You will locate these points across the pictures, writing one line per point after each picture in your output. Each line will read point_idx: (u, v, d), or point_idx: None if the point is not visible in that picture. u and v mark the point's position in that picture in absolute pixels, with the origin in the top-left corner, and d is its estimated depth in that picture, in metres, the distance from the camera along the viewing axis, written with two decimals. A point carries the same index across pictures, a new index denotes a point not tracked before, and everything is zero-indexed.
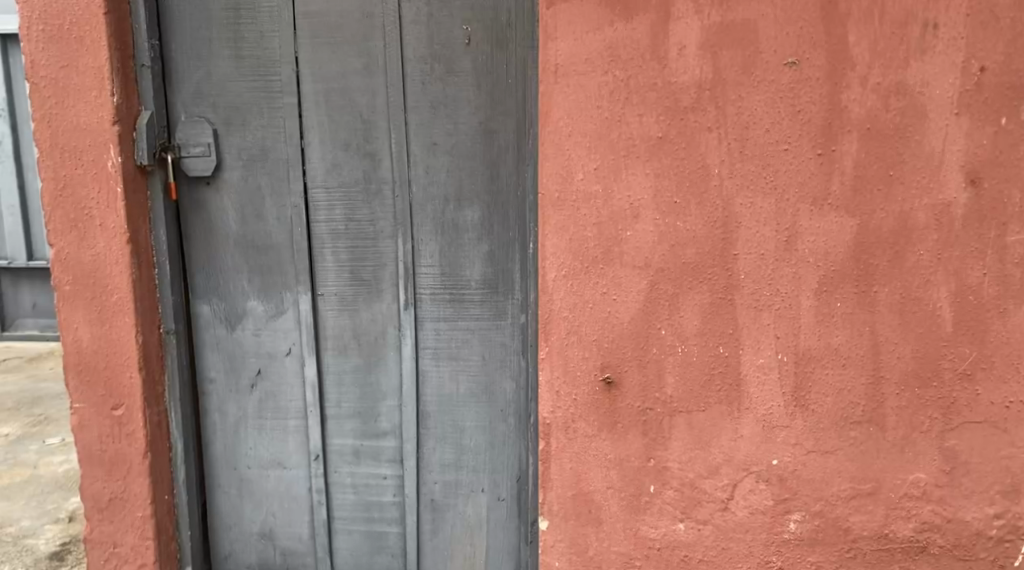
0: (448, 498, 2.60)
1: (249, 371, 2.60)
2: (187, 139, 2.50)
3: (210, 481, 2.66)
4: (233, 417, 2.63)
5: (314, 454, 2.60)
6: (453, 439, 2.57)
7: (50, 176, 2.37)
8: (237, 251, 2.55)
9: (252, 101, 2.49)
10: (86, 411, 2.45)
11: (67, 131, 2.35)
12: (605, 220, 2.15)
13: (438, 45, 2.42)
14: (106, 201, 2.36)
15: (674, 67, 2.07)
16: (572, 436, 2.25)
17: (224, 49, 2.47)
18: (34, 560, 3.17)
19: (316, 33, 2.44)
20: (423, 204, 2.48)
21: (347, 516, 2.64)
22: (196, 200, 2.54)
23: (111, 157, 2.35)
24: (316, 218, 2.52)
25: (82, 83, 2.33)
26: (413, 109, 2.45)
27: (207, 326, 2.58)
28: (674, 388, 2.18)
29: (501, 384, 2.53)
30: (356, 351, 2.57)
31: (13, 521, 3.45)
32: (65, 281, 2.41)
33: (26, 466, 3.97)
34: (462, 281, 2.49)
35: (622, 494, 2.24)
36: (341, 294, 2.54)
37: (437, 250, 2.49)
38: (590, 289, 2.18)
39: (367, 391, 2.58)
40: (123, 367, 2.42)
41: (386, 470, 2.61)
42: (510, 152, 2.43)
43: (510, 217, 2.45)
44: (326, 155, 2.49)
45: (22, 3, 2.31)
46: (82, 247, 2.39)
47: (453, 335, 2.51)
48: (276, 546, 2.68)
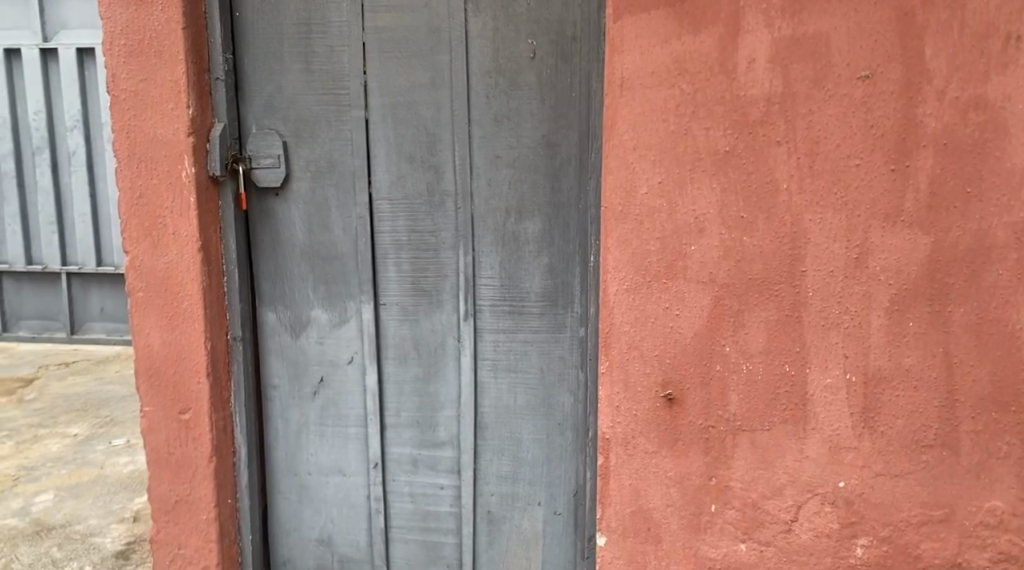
0: (504, 510, 2.59)
1: (311, 378, 2.63)
2: (257, 151, 2.54)
3: (271, 486, 2.70)
4: (296, 423, 2.66)
5: (373, 462, 2.62)
6: (511, 452, 2.56)
7: (127, 186, 2.44)
8: (303, 259, 2.59)
9: (321, 114, 2.53)
10: (155, 414, 2.51)
11: (144, 143, 2.42)
12: (668, 234, 2.13)
13: (503, 58, 2.42)
14: (180, 210, 2.42)
15: (744, 80, 2.05)
16: (632, 452, 2.22)
17: (294, 63, 2.51)
18: (101, 558, 3.25)
19: (384, 47, 2.47)
20: (485, 216, 2.49)
21: (404, 525, 2.65)
22: (264, 210, 2.58)
23: (185, 168, 2.41)
24: (380, 229, 2.54)
25: (159, 95, 2.39)
26: (478, 121, 2.46)
27: (273, 333, 2.62)
28: (738, 407, 2.15)
29: (559, 397, 2.51)
30: (416, 361, 2.58)
31: (81, 520, 3.54)
32: (138, 287, 2.47)
33: (93, 466, 4.08)
34: (522, 293, 2.49)
35: (682, 513, 2.21)
36: (403, 304, 2.56)
37: (498, 262, 2.49)
38: (652, 304, 2.16)
39: (425, 401, 2.59)
40: (192, 372, 2.47)
41: (443, 480, 2.61)
42: (572, 165, 2.43)
43: (571, 230, 2.45)
44: (391, 168, 2.52)
45: (105, 19, 2.39)
46: (155, 255, 2.45)
47: (511, 347, 2.51)
48: (334, 553, 2.70)
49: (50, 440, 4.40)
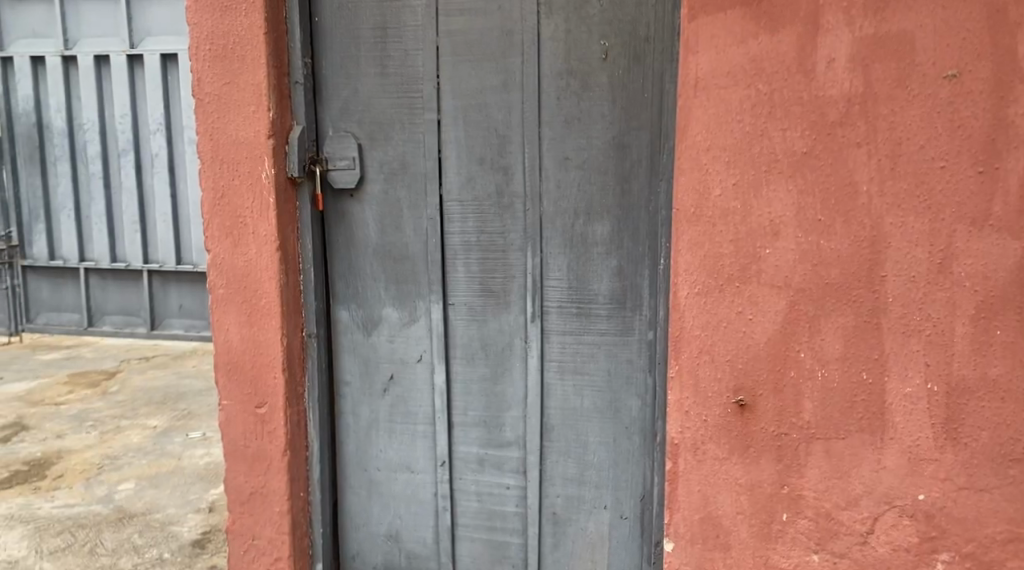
0: (570, 512, 2.58)
1: (381, 376, 2.66)
2: (334, 153, 2.58)
3: (341, 481, 2.74)
4: (366, 419, 2.69)
5: (440, 460, 2.64)
6: (577, 454, 2.55)
7: (210, 187, 2.51)
8: (375, 259, 2.62)
9: (395, 117, 2.55)
10: (232, 407, 2.58)
11: (226, 145, 2.48)
12: (742, 236, 2.10)
13: (575, 59, 2.42)
14: (259, 210, 2.48)
15: (823, 80, 2.00)
16: (701, 457, 2.19)
17: (370, 66, 2.54)
18: (178, 546, 3.34)
19: (457, 49, 2.49)
20: (554, 217, 2.48)
21: (470, 524, 2.66)
22: (339, 211, 2.62)
23: (265, 169, 2.47)
24: (449, 229, 2.56)
25: (241, 99, 2.46)
26: (549, 122, 2.46)
27: (345, 331, 2.66)
28: (812, 414, 2.10)
29: (627, 400, 2.49)
30: (483, 361, 2.59)
31: (159, 509, 3.64)
32: (219, 284, 2.54)
33: (171, 458, 4.19)
34: (590, 295, 2.48)
35: (753, 521, 2.17)
36: (471, 304, 2.57)
37: (566, 264, 2.49)
38: (724, 308, 2.13)
39: (493, 400, 2.60)
40: (268, 368, 2.53)
41: (509, 480, 2.62)
42: (643, 167, 2.41)
43: (641, 232, 2.43)
44: (462, 169, 2.53)
45: (192, 25, 2.46)
46: (235, 253, 2.52)
47: (579, 349, 2.50)
48: (401, 549, 2.73)
49: (131, 431, 4.54)
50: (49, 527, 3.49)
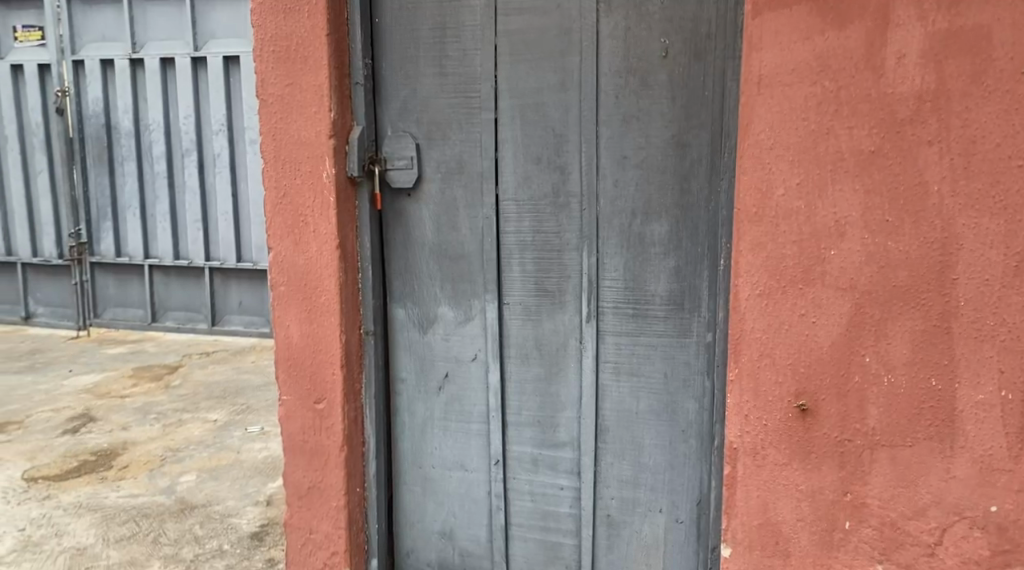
0: (625, 515, 2.56)
1: (437, 374, 2.67)
2: (392, 153, 2.60)
3: (396, 477, 2.75)
4: (421, 417, 2.70)
5: (494, 459, 2.63)
6: (632, 456, 2.53)
7: (273, 186, 2.55)
8: (431, 258, 2.62)
9: (452, 117, 2.56)
10: (292, 402, 2.62)
11: (288, 145, 2.52)
12: (806, 237, 2.05)
13: (634, 57, 2.39)
14: (320, 209, 2.52)
15: (892, 77, 1.95)
16: (760, 463, 2.15)
17: (429, 66, 2.55)
18: (237, 538, 3.39)
19: (515, 48, 2.48)
20: (611, 217, 2.46)
21: (523, 523, 2.65)
22: (396, 210, 2.63)
23: (326, 168, 2.50)
24: (505, 229, 2.55)
25: (303, 99, 2.49)
26: (607, 121, 2.43)
27: (401, 329, 2.68)
28: (877, 420, 2.04)
29: (684, 403, 2.46)
30: (538, 361, 2.58)
31: (219, 501, 3.70)
32: (281, 281, 2.59)
33: (231, 451, 4.26)
34: (647, 296, 2.45)
35: (814, 529, 2.13)
36: (526, 303, 2.56)
37: (623, 264, 2.46)
38: (786, 309, 2.08)
39: (547, 401, 2.58)
40: (327, 364, 2.57)
41: (563, 481, 2.60)
42: (703, 166, 2.37)
43: (700, 232, 2.39)
44: (519, 168, 2.52)
45: (256, 27, 2.50)
46: (296, 251, 2.56)
47: (635, 350, 2.48)
48: (455, 547, 2.73)
49: (192, 425, 4.63)
50: (115, 516, 3.57)
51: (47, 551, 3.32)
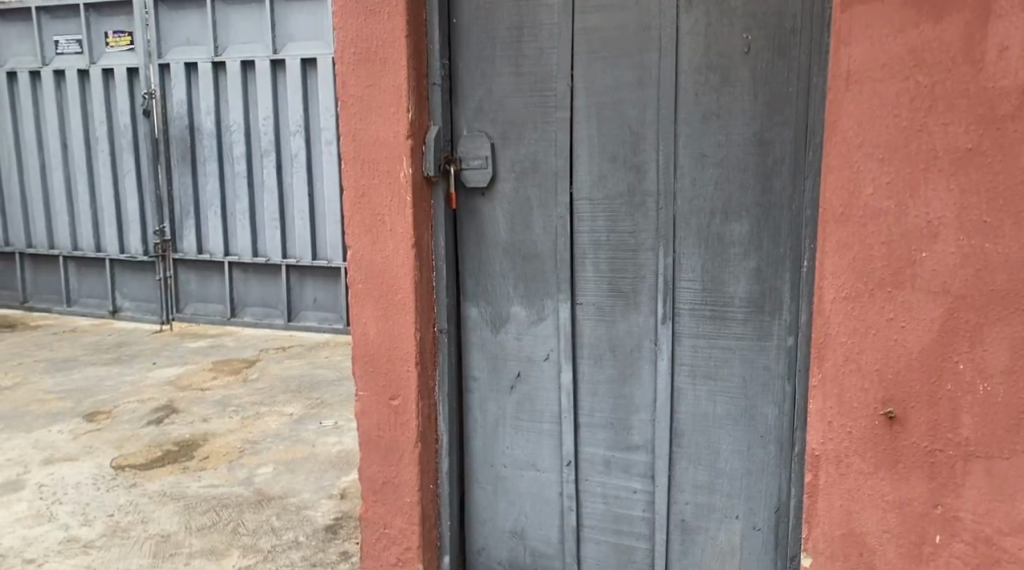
0: (700, 520, 2.51)
1: (509, 373, 2.65)
2: (467, 153, 2.60)
3: (468, 475, 2.75)
4: (493, 415, 2.69)
5: (566, 460, 2.61)
6: (708, 461, 2.48)
7: (351, 186, 2.58)
8: (505, 257, 2.61)
9: (527, 117, 2.54)
10: (367, 398, 2.65)
11: (366, 145, 2.54)
12: (896, 238, 1.98)
13: (715, 54, 2.34)
14: (397, 208, 2.53)
15: (992, 71, 1.86)
16: (844, 471, 2.09)
17: (505, 66, 2.54)
18: (313, 530, 3.44)
19: (592, 47, 2.45)
20: (689, 216, 2.41)
21: (596, 526, 2.62)
22: (470, 209, 2.63)
23: (403, 168, 2.51)
24: (579, 228, 2.52)
25: (381, 100, 2.51)
26: (685, 119, 2.39)
27: (474, 328, 2.67)
28: (971, 431, 1.96)
29: (763, 408, 2.40)
30: (611, 362, 2.54)
31: (295, 493, 3.77)
32: (357, 280, 2.61)
33: (306, 444, 4.33)
34: (726, 298, 2.40)
35: (901, 541, 2.06)
36: (600, 304, 2.53)
37: (701, 265, 2.41)
38: (873, 314, 2.02)
39: (621, 403, 2.55)
40: (402, 361, 2.58)
41: (636, 484, 2.56)
42: (786, 165, 2.31)
43: (782, 232, 2.33)
44: (594, 167, 2.49)
45: (337, 29, 2.53)
46: (373, 249, 2.58)
47: (712, 353, 2.43)
48: (526, 546, 2.72)
49: (269, 418, 4.72)
50: (197, 505, 3.66)
51: (134, 536, 3.42)
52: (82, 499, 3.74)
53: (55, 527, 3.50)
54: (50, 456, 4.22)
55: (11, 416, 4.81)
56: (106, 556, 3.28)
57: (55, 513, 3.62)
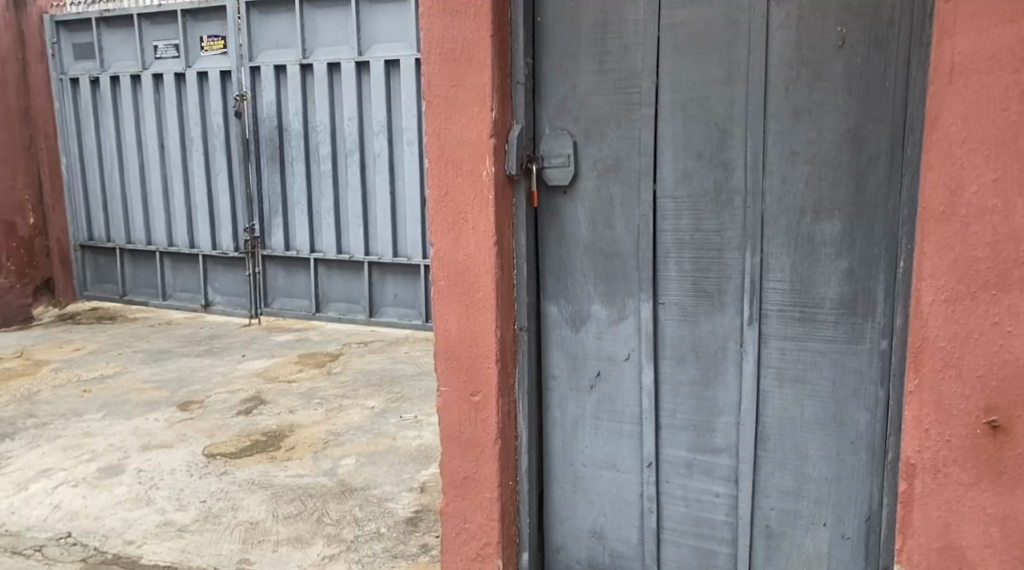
0: (785, 526, 2.45)
1: (589, 372, 2.63)
2: (549, 151, 2.58)
3: (547, 474, 2.74)
4: (572, 414, 2.67)
5: (647, 462, 2.57)
6: (795, 466, 2.42)
7: (435, 185, 2.59)
8: (586, 256, 2.59)
9: (611, 114, 2.51)
10: (448, 394, 2.66)
11: (451, 144, 2.55)
12: (1002, 239, 1.89)
13: (807, 49, 2.28)
14: (479, 206, 2.53)
15: None
16: (942, 481, 2.01)
17: (589, 63, 2.51)
18: (394, 522, 3.47)
19: (679, 43, 2.40)
20: (777, 216, 2.35)
21: (676, 528, 2.58)
22: (551, 207, 2.61)
23: (486, 166, 2.51)
24: (662, 227, 2.48)
25: (466, 99, 2.51)
26: (774, 115, 2.33)
27: (554, 327, 2.66)
28: None
29: (854, 414, 2.33)
30: (694, 363, 2.49)
31: (377, 485, 3.81)
32: (439, 277, 2.62)
33: (387, 437, 4.38)
34: (816, 299, 2.34)
35: (1004, 556, 1.97)
36: (683, 304, 2.49)
37: (789, 265, 2.35)
38: (976, 318, 1.94)
39: (704, 405, 2.50)
40: (483, 358, 2.59)
41: (719, 488, 2.51)
42: (880, 162, 2.24)
43: (876, 232, 2.26)
44: (678, 164, 2.44)
45: (423, 29, 2.54)
46: (455, 247, 2.58)
47: (801, 356, 2.37)
48: (605, 546, 2.69)
49: (352, 411, 4.79)
50: (284, 494, 3.74)
51: (225, 522, 3.51)
52: (177, 485, 3.86)
53: (152, 511, 3.62)
54: (148, 442, 4.36)
55: (112, 404, 4.99)
56: (200, 541, 3.37)
57: (152, 497, 3.75)
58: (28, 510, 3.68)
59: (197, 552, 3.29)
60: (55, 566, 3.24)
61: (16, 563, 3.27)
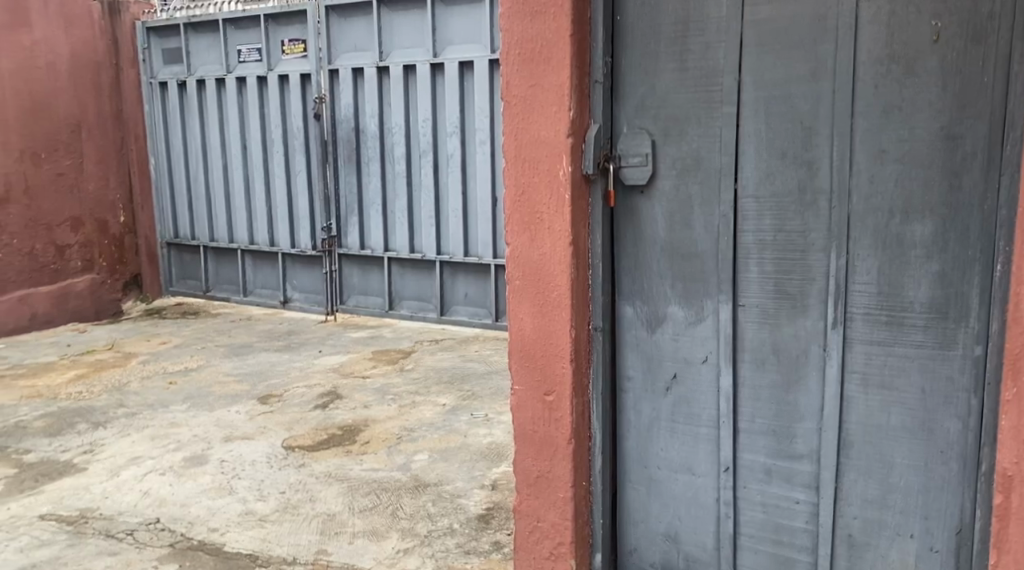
0: (869, 537, 2.39)
1: (665, 375, 2.59)
2: (627, 150, 2.55)
3: (621, 475, 2.71)
4: (647, 416, 2.63)
5: (724, 466, 2.53)
6: (880, 475, 2.35)
7: (512, 185, 2.58)
8: (663, 257, 2.55)
9: (691, 112, 2.46)
10: (522, 392, 2.65)
11: (528, 144, 2.54)
12: None
13: (899, 44, 2.21)
14: (555, 206, 2.52)
15: None
16: None
17: (669, 62, 2.47)
18: (465, 518, 3.49)
19: (763, 40, 2.35)
20: (864, 216, 2.29)
21: (754, 535, 2.53)
22: (628, 207, 2.58)
23: (563, 166, 2.50)
24: (743, 228, 2.43)
25: (544, 99, 2.50)
26: (863, 113, 2.26)
27: (630, 327, 2.63)
28: None
29: (944, 422, 2.26)
30: (775, 367, 2.44)
31: (449, 481, 3.83)
32: (515, 276, 2.62)
33: (458, 434, 4.40)
34: (904, 303, 2.27)
35: None
36: (763, 306, 2.43)
37: (876, 267, 2.28)
38: None
39: (784, 409, 2.44)
40: (558, 358, 2.57)
41: (799, 494, 2.45)
42: (977, 162, 2.16)
43: (970, 233, 2.18)
44: (761, 164, 2.39)
45: (503, 30, 2.54)
46: (531, 246, 2.57)
47: (888, 361, 2.30)
48: (679, 550, 2.65)
49: (424, 407, 4.83)
50: (359, 487, 3.79)
51: (303, 514, 3.57)
52: (258, 476, 3.95)
53: (235, 500, 3.71)
54: (230, 434, 4.47)
55: (196, 396, 5.13)
56: (279, 530, 3.44)
57: (234, 487, 3.84)
58: (119, 495, 3.81)
59: (278, 541, 3.36)
60: (145, 550, 3.35)
61: (109, 546, 3.38)
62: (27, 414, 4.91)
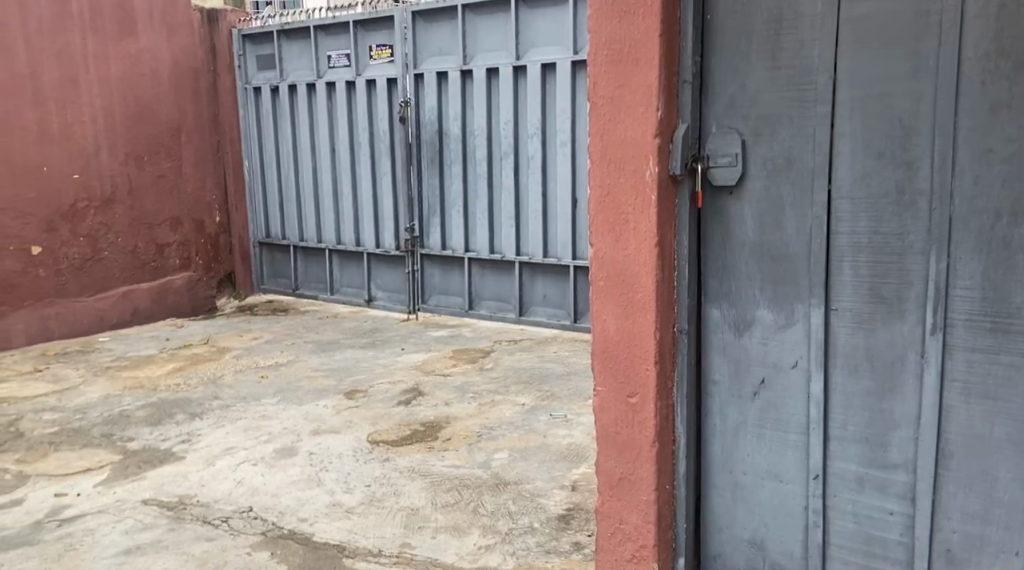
0: (969, 552, 2.30)
1: (753, 379, 2.54)
2: (716, 150, 2.51)
3: (705, 480, 2.67)
4: (734, 421, 2.59)
5: (813, 473, 2.47)
6: (982, 488, 2.26)
7: (598, 186, 2.57)
8: (752, 259, 2.50)
9: (783, 111, 2.41)
10: (605, 393, 2.64)
11: (615, 144, 2.52)
12: None
13: (1008, 38, 2.12)
14: (642, 206, 2.50)
15: None
16: None
17: (761, 60, 2.43)
18: (546, 518, 3.49)
19: (859, 37, 2.29)
20: (966, 218, 2.21)
21: (844, 545, 2.46)
22: (716, 207, 2.54)
23: (650, 167, 2.47)
24: (837, 230, 2.37)
25: (632, 99, 2.48)
26: (967, 111, 2.18)
27: (716, 330, 2.59)
28: None
29: None
30: (869, 373, 2.37)
31: (529, 480, 3.84)
32: (599, 277, 2.60)
33: (537, 434, 4.41)
34: (1010, 309, 2.18)
35: None
36: (857, 311, 2.37)
37: (979, 271, 2.20)
38: None
39: (878, 417, 2.37)
40: (643, 360, 2.55)
41: (893, 505, 2.38)
42: None
43: None
44: (856, 164, 2.33)
45: (591, 32, 2.53)
46: (616, 247, 2.56)
47: (991, 369, 2.21)
48: (766, 557, 2.60)
49: (504, 406, 4.86)
50: (442, 483, 3.83)
51: (387, 507, 3.62)
52: (344, 469, 4.02)
53: (323, 492, 3.79)
54: (318, 427, 4.57)
55: (286, 389, 5.27)
56: (365, 523, 3.50)
57: (322, 479, 3.92)
58: (215, 484, 3.93)
59: (363, 533, 3.42)
60: (239, 537, 3.44)
61: (206, 531, 3.49)
62: (129, 404, 5.11)
